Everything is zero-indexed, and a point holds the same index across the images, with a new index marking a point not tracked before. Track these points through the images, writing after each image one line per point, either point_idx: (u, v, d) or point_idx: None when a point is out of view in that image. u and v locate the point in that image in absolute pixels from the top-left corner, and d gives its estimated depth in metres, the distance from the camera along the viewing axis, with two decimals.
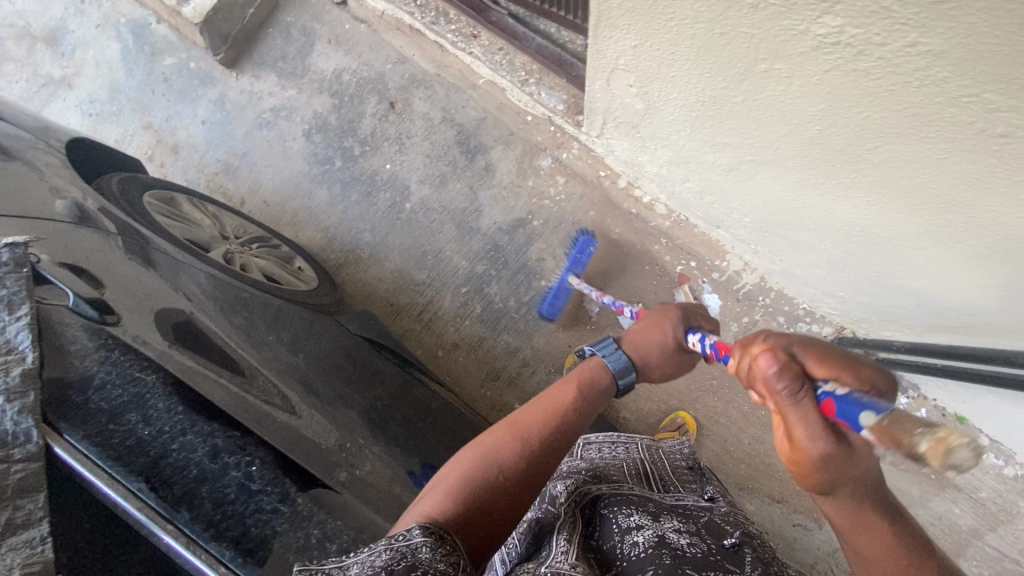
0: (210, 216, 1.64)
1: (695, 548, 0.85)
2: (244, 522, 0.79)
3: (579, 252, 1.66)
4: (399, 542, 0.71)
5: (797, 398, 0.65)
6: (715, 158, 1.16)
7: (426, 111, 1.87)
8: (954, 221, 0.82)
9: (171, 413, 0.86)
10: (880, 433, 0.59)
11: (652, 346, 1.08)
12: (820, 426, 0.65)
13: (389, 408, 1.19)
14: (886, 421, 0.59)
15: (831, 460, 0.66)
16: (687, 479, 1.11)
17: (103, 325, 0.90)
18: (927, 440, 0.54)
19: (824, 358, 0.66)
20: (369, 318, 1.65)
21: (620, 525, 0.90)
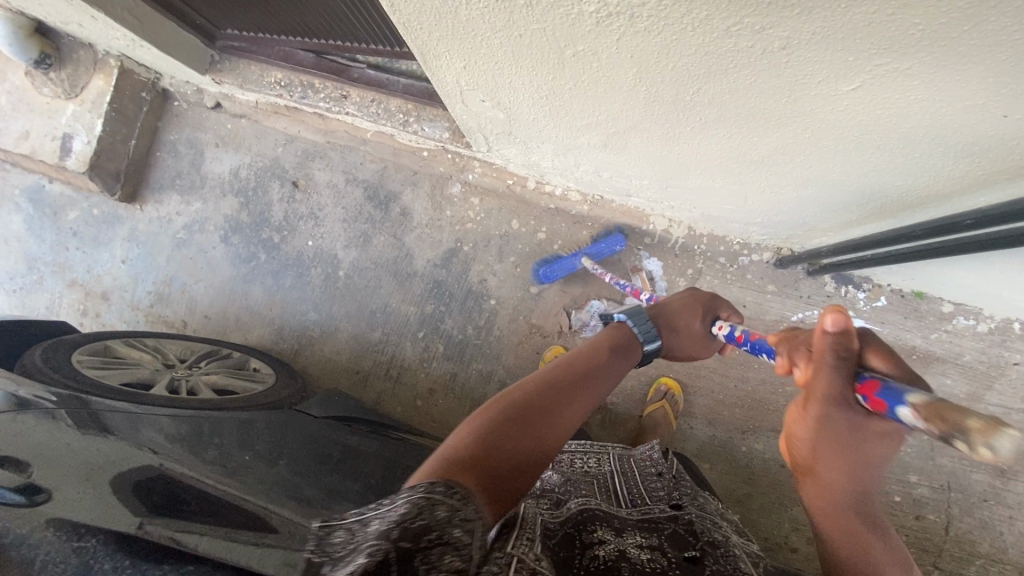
0: (151, 349, 1.63)
1: (657, 563, 0.80)
2: None
3: (605, 244, 1.67)
4: (417, 495, 0.65)
5: (843, 377, 0.61)
6: (587, 139, 1.19)
7: (329, 179, 1.89)
8: (799, 130, 0.84)
9: (118, 571, 0.83)
10: (927, 411, 0.50)
11: (685, 324, 1.10)
12: (848, 407, 0.61)
13: (383, 480, 1.19)
14: (934, 402, 0.51)
15: (835, 441, 0.65)
16: (654, 485, 1.10)
17: (32, 505, 0.89)
18: (980, 417, 0.43)
19: (880, 354, 0.63)
20: (334, 394, 1.65)
21: (584, 542, 0.84)
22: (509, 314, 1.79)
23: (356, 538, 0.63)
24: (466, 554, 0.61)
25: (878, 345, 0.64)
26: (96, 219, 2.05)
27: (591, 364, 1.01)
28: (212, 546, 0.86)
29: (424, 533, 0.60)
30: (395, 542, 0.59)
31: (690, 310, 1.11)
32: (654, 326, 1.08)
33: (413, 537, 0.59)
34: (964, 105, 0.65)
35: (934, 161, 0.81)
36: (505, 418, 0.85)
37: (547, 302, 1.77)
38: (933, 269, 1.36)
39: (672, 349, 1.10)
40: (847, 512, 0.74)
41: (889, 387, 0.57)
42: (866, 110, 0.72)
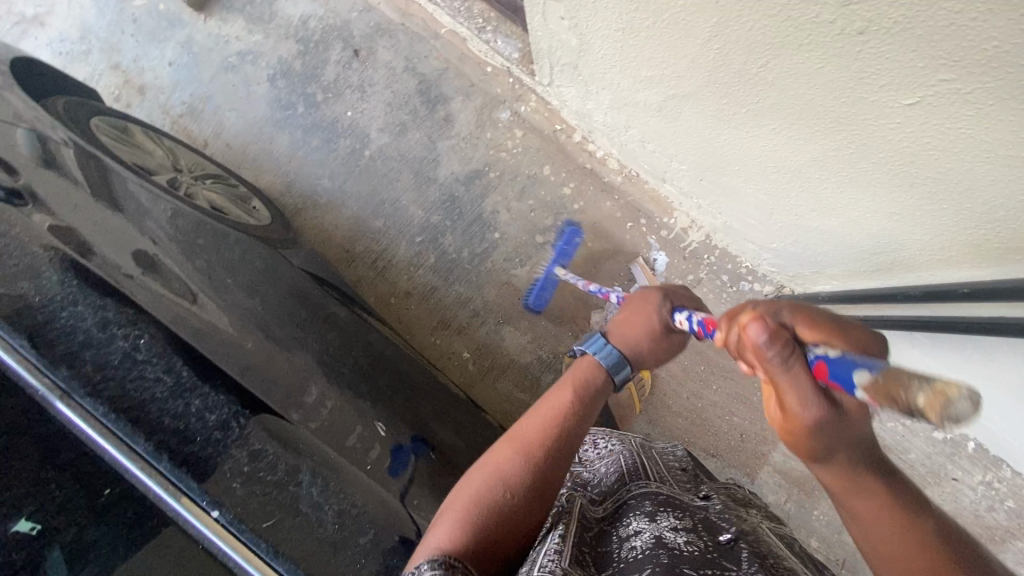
0: (165, 149, 1.65)
1: (694, 545, 0.77)
2: (121, 385, 0.71)
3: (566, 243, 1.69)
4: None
5: (794, 369, 0.62)
6: (646, 97, 1.18)
7: (389, 60, 1.88)
8: (845, 142, 0.83)
9: (65, 284, 0.77)
10: (873, 390, 0.53)
11: (643, 332, 0.99)
12: (814, 392, 0.62)
13: (342, 350, 0.99)
14: (881, 377, 0.52)
15: (824, 428, 0.65)
16: (682, 479, 1.03)
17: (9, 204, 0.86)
18: (922, 390, 0.47)
19: (822, 330, 0.64)
20: (315, 258, 1.68)
21: (619, 535, 0.83)
22: (508, 251, 1.80)
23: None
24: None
25: (806, 316, 0.66)
26: (158, 15, 2.05)
27: (596, 393, 0.94)
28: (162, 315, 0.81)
29: None
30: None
31: (645, 316, 0.99)
32: (621, 353, 0.97)
33: None
34: (1005, 154, 0.64)
35: (961, 219, 0.80)
36: (493, 504, 0.80)
37: (547, 254, 1.78)
38: (917, 352, 1.36)
39: (642, 361, 0.99)
40: (890, 502, 0.70)
41: (835, 362, 0.59)
42: (917, 134, 0.71)
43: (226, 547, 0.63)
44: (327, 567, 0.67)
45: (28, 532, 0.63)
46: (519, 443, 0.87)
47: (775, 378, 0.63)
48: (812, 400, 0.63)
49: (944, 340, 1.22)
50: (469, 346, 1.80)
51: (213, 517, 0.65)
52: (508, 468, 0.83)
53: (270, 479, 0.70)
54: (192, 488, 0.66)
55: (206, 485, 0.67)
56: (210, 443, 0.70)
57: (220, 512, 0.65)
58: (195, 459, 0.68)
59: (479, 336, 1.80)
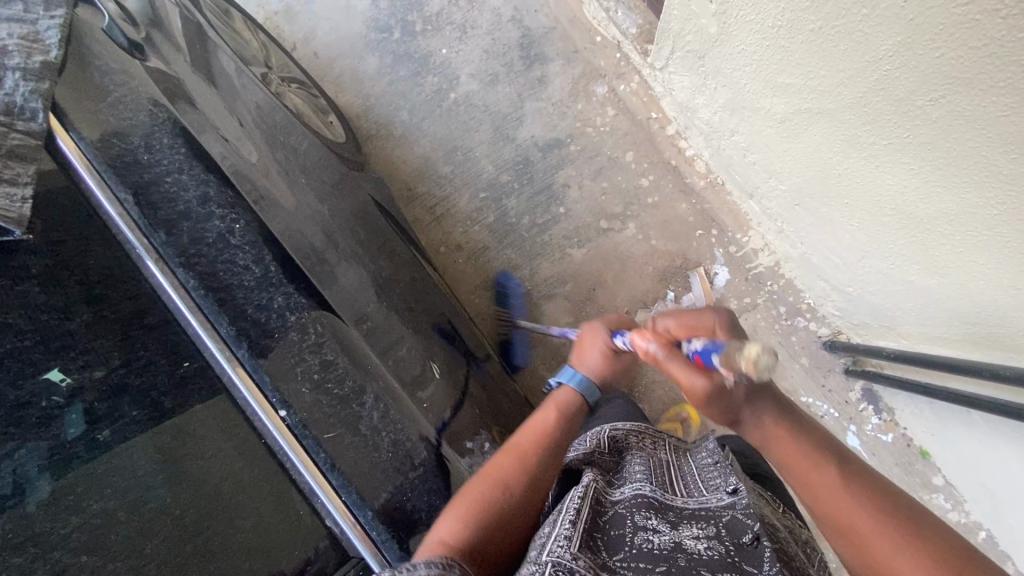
0: (259, 42, 1.60)
1: (716, 552, 0.72)
2: (213, 265, 0.69)
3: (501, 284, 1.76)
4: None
5: (673, 356, 0.74)
6: (771, 105, 1.12)
7: (497, 6, 1.81)
8: (994, 200, 0.78)
9: (174, 152, 0.76)
10: (724, 366, 0.67)
11: (603, 356, 0.91)
12: (698, 373, 0.72)
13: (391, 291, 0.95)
14: (729, 354, 0.66)
15: (708, 398, 0.73)
16: (711, 475, 0.88)
17: (132, 56, 0.82)
18: (743, 355, 0.64)
19: (681, 321, 0.77)
20: (380, 188, 1.66)
21: (634, 522, 0.77)
22: (569, 229, 1.76)
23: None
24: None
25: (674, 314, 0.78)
26: None
27: (579, 414, 0.89)
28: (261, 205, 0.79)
29: None
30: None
31: (597, 341, 0.92)
32: (590, 384, 0.90)
33: None
34: None
35: None
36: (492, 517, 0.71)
37: (608, 242, 1.74)
38: (963, 434, 1.30)
39: (609, 386, 0.93)
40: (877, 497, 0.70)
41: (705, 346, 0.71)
42: None
43: (288, 447, 0.63)
44: (377, 493, 0.66)
45: (57, 382, 0.58)
46: (514, 454, 0.79)
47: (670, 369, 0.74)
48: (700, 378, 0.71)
49: (1000, 431, 1.17)
50: (507, 312, 1.78)
51: (281, 417, 0.65)
52: (510, 481, 0.75)
53: (336, 392, 0.69)
54: (266, 382, 0.65)
55: (278, 383, 0.66)
56: (287, 344, 0.69)
57: (287, 413, 0.65)
58: (272, 355, 0.67)
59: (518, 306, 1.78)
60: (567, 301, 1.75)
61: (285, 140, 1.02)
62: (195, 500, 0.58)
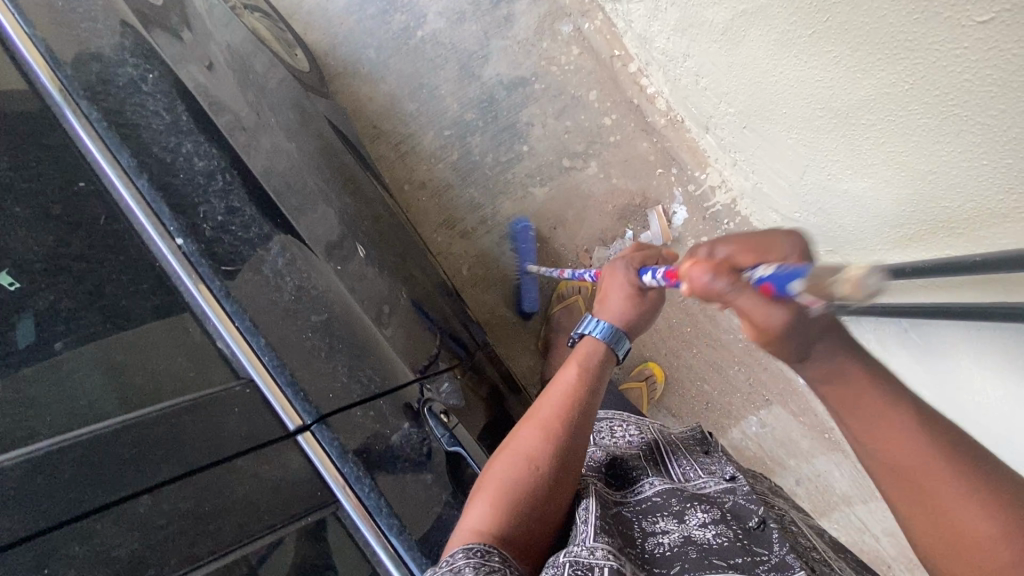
0: None
1: (724, 538, 0.73)
2: (120, 104, 0.71)
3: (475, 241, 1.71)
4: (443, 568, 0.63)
5: (742, 287, 0.61)
6: (714, 14, 1.14)
7: None
8: (903, 73, 0.79)
9: (90, 2, 0.77)
10: (812, 292, 0.61)
11: (625, 300, 0.95)
12: (767, 300, 0.60)
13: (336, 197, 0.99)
14: (816, 276, 0.61)
15: (791, 329, 0.62)
16: (704, 461, 0.93)
17: None
18: (844, 280, 0.60)
19: (736, 242, 0.68)
20: (341, 119, 1.67)
21: (644, 526, 0.78)
22: (531, 167, 1.77)
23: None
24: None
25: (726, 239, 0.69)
26: None
27: (603, 364, 0.92)
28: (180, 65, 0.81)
29: None
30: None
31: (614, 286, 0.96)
32: (613, 327, 0.94)
33: None
34: None
35: (995, 180, 0.76)
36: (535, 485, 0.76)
37: (569, 180, 1.75)
38: (901, 358, 1.32)
39: (634, 328, 0.97)
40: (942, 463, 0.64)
41: (774, 272, 0.61)
42: (980, 63, 0.68)
43: (184, 273, 0.65)
44: (273, 326, 0.68)
45: (5, 287, 0.57)
46: (540, 422, 0.82)
47: (738, 304, 0.62)
48: (771, 310, 0.61)
49: (935, 349, 1.19)
50: (468, 251, 1.79)
51: (178, 245, 0.66)
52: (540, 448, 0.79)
53: (240, 234, 0.72)
54: (164, 212, 0.67)
55: (178, 213, 0.68)
56: (192, 184, 0.71)
57: (185, 242, 0.67)
58: (173, 190, 0.69)
59: (480, 244, 1.79)
60: (528, 238, 1.77)
61: (223, 30, 1.03)
62: (90, 304, 0.60)
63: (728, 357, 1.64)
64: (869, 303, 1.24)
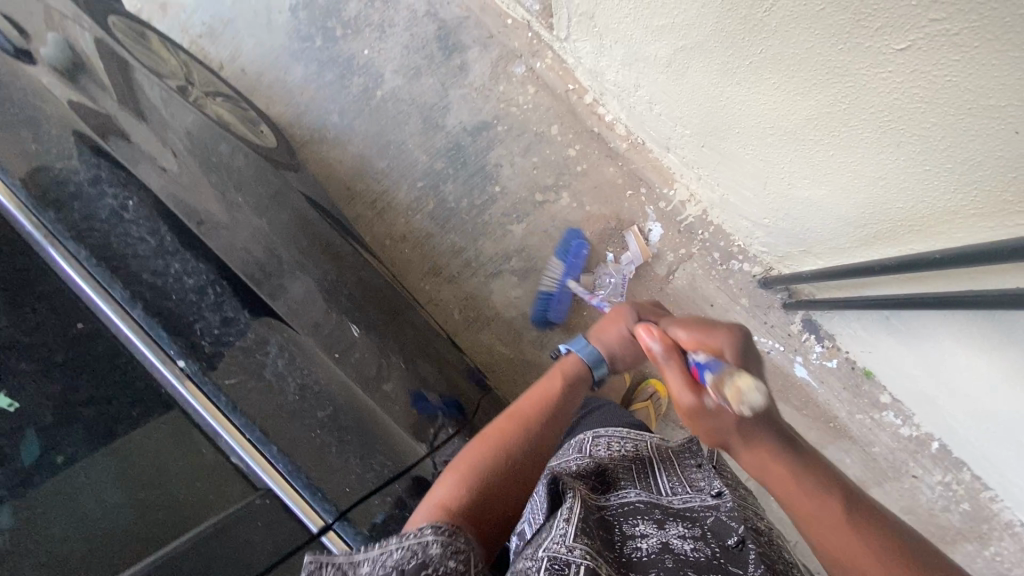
0: (180, 61, 1.65)
1: (698, 552, 0.74)
2: (106, 238, 0.74)
3: (573, 253, 1.73)
4: (411, 540, 0.63)
5: (675, 367, 0.77)
6: (656, 50, 1.20)
7: (412, 3, 1.88)
8: (840, 95, 0.84)
9: (63, 140, 0.81)
10: (714, 384, 0.71)
11: (622, 339, 0.95)
12: (688, 388, 0.75)
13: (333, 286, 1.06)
14: (722, 373, 0.70)
15: (708, 415, 0.74)
16: (695, 476, 0.90)
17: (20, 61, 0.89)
18: (727, 379, 0.69)
19: (691, 333, 0.81)
20: (315, 188, 1.70)
21: (624, 530, 0.79)
22: (506, 206, 1.81)
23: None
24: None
25: (684, 325, 0.83)
26: None
27: (583, 383, 0.95)
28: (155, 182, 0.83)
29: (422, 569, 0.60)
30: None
31: (620, 321, 0.95)
32: (594, 350, 0.96)
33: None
34: (987, 102, 0.66)
35: (943, 182, 0.81)
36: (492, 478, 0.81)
37: (544, 213, 1.79)
38: (890, 341, 1.36)
39: (618, 364, 0.97)
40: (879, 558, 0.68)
41: (702, 364, 0.75)
42: (906, 84, 0.73)
43: (187, 392, 0.68)
44: (281, 430, 0.71)
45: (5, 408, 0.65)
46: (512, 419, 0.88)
47: (664, 376, 0.78)
48: (687, 394, 0.75)
49: (915, 332, 1.24)
50: (457, 295, 1.82)
51: (180, 367, 0.69)
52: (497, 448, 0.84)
53: (237, 344, 0.75)
54: (162, 337, 0.70)
55: (175, 336, 0.71)
56: (185, 303, 0.74)
57: (185, 363, 0.70)
58: (168, 313, 0.72)
59: (467, 287, 1.82)
60: (513, 275, 1.80)
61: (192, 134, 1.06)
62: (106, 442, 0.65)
63: None
64: (851, 297, 1.28)
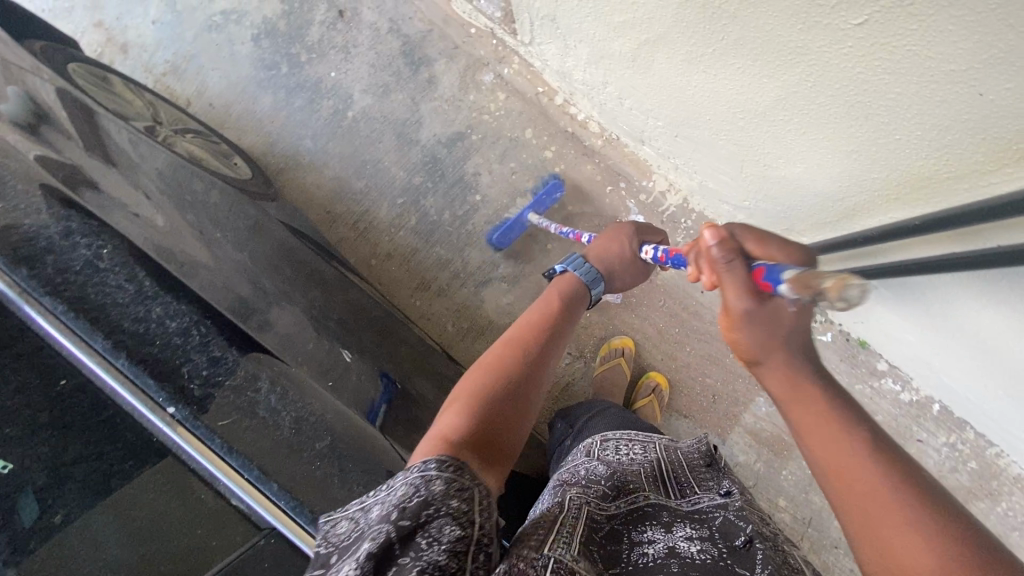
0: (145, 101, 1.63)
1: (706, 555, 0.75)
2: (82, 290, 0.75)
3: (545, 194, 1.71)
4: (415, 474, 0.64)
5: (736, 268, 0.69)
6: (620, 45, 1.21)
7: (373, 21, 1.88)
8: (804, 74, 0.85)
9: (31, 197, 0.81)
10: (795, 283, 0.63)
11: (614, 257, 1.10)
12: (750, 289, 0.68)
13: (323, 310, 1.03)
14: (802, 274, 0.63)
15: (759, 323, 0.67)
16: (704, 477, 0.93)
17: None
18: (831, 278, 0.59)
19: (759, 246, 0.74)
20: (295, 215, 1.69)
21: (631, 537, 0.79)
22: (488, 213, 1.81)
23: (360, 527, 0.62)
24: (468, 521, 0.62)
25: (753, 238, 0.75)
26: None
27: (577, 302, 1.05)
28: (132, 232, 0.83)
29: (422, 509, 0.60)
30: (393, 523, 0.59)
31: (611, 242, 1.11)
32: (591, 266, 1.09)
33: (412, 515, 0.60)
34: (948, 67, 0.67)
35: (914, 149, 0.82)
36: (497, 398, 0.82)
37: (527, 218, 1.79)
38: (882, 310, 1.37)
39: (612, 278, 1.11)
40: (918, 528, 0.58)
41: (772, 267, 0.68)
42: (866, 57, 0.74)
43: (179, 437, 0.71)
44: (279, 467, 0.74)
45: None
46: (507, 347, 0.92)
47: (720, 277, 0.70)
48: (748, 297, 0.68)
49: (904, 298, 1.26)
50: (448, 307, 1.81)
51: (170, 413, 0.72)
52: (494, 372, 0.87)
53: (226, 384, 0.76)
54: (149, 384, 0.72)
55: (163, 382, 0.72)
56: (168, 348, 0.75)
57: (175, 409, 0.72)
58: (152, 360, 0.73)
59: (458, 298, 1.81)
60: (502, 282, 1.79)
61: None
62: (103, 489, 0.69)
63: (722, 347, 1.67)
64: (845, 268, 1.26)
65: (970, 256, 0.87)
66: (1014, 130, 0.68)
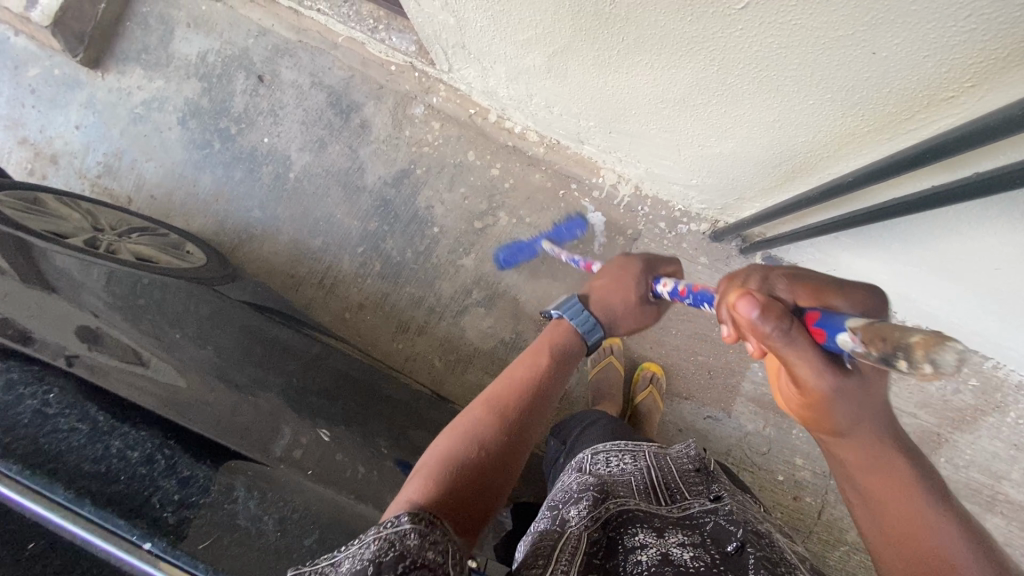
0: (82, 212, 1.62)
1: (701, 561, 0.74)
2: (37, 440, 0.81)
3: (567, 229, 1.71)
4: (388, 529, 0.62)
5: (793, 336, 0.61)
6: (531, 60, 1.21)
7: (295, 79, 1.87)
8: (707, 60, 0.85)
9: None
10: (866, 332, 0.52)
11: (621, 301, 0.98)
12: (814, 350, 0.61)
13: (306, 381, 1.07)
14: (872, 321, 0.53)
15: (839, 394, 0.64)
16: (693, 482, 0.94)
17: None
18: (922, 331, 0.44)
19: (810, 290, 0.67)
20: (258, 289, 1.67)
21: (625, 544, 0.78)
22: (449, 242, 1.80)
23: None
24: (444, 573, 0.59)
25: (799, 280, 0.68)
26: (56, 80, 1.98)
27: (574, 351, 0.97)
28: (113, 380, 0.91)
29: (400, 559, 0.58)
30: None
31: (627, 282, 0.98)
32: (591, 314, 0.98)
33: (390, 568, 0.57)
34: (836, 34, 0.67)
35: (828, 110, 0.82)
36: (466, 464, 0.79)
37: (488, 238, 1.78)
38: (849, 256, 1.37)
39: (616, 324, 0.98)
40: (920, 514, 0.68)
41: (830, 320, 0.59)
42: (758, 35, 0.73)
43: (156, 569, 0.69)
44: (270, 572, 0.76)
45: None
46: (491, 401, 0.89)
47: (778, 350, 0.62)
48: (812, 367, 0.62)
49: (863, 242, 1.27)
50: (431, 344, 1.79)
51: (147, 548, 0.72)
52: (460, 432, 0.84)
53: (202, 501, 0.82)
54: (120, 524, 0.73)
55: (134, 521, 0.74)
56: (136, 480, 0.81)
57: (152, 544, 0.72)
58: (122, 499, 0.77)
59: (439, 333, 1.80)
60: (478, 307, 1.78)
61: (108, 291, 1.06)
62: None
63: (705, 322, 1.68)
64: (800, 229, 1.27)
65: (910, 197, 0.88)
66: (916, 78, 0.68)
